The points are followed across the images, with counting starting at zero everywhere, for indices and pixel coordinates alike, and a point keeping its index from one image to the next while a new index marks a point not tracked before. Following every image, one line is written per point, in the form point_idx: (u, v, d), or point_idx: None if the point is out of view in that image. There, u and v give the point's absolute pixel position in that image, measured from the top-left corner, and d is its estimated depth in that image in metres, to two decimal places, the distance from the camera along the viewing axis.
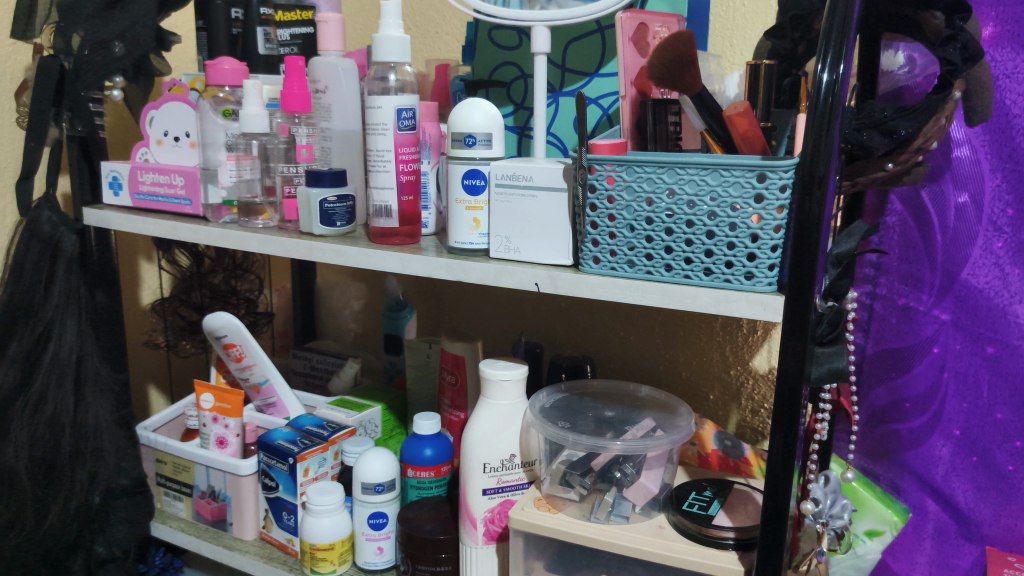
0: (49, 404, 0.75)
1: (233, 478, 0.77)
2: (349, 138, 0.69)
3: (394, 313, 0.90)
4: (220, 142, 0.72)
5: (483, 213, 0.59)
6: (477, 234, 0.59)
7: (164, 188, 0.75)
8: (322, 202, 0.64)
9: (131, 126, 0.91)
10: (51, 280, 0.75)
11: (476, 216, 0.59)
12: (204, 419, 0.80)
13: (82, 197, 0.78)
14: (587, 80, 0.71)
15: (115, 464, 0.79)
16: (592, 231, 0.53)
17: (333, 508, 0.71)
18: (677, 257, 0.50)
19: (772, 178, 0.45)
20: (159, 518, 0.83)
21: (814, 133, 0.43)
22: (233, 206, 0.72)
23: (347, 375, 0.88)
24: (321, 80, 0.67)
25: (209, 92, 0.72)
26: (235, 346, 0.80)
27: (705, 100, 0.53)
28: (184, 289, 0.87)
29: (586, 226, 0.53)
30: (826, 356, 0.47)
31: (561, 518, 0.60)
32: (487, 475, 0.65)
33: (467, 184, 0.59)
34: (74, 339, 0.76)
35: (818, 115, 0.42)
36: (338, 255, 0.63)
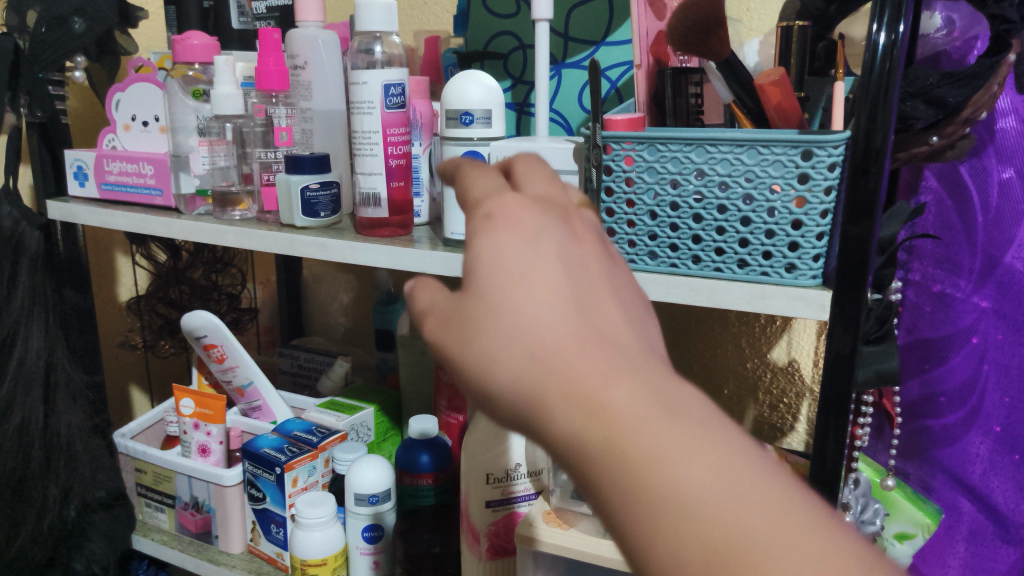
0: (17, 413, 0.69)
1: (217, 489, 0.71)
2: (332, 120, 0.63)
3: (386, 307, 0.84)
4: (191, 126, 0.66)
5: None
6: None
7: (132, 177, 0.69)
8: (304, 190, 0.58)
9: (97, 110, 0.85)
10: (14, 279, 0.69)
11: None
12: (184, 426, 0.74)
13: (45, 188, 0.72)
14: (594, 49, 0.65)
15: (90, 476, 0.73)
16: (607, 220, 0.47)
17: (325, 521, 0.66)
18: (706, 248, 0.44)
19: (820, 156, 0.40)
20: (140, 530, 0.76)
21: (867, 102, 0.38)
22: (207, 196, 0.66)
23: (337, 374, 0.82)
24: (299, 55, 0.61)
25: (178, 70, 0.66)
26: (216, 346, 0.74)
27: (733, 68, 0.48)
28: (161, 285, 0.81)
29: (600, 214, 0.47)
30: (872, 357, 0.43)
31: (574, 535, 0.55)
32: (491, 487, 0.60)
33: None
34: (42, 343, 0.69)
35: (871, 86, 0.38)
36: (322, 249, 0.57)
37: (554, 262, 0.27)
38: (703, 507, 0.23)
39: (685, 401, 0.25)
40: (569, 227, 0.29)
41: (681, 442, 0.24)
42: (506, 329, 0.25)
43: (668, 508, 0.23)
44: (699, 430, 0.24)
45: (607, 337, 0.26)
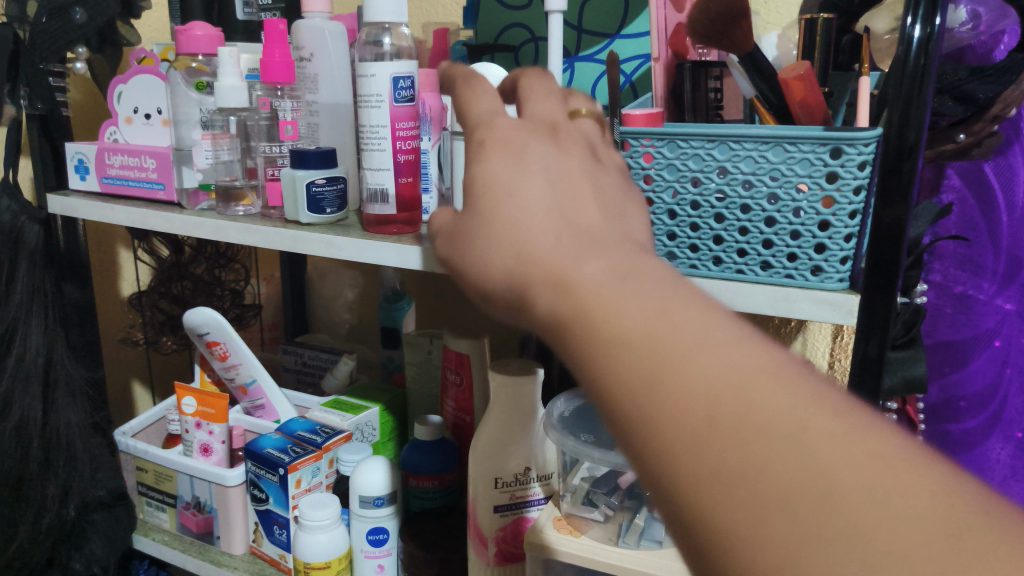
0: (14, 411, 0.68)
1: (219, 489, 0.70)
2: (338, 113, 0.61)
3: (391, 306, 0.83)
4: (195, 119, 0.65)
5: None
6: None
7: (134, 171, 0.67)
8: (310, 185, 0.57)
9: (99, 102, 0.83)
10: (13, 275, 0.67)
11: None
12: (185, 425, 0.73)
13: (45, 182, 0.70)
14: (608, 43, 0.64)
15: (90, 475, 0.72)
16: None
17: (329, 523, 0.64)
18: (728, 249, 0.43)
19: (849, 154, 0.38)
20: (141, 530, 0.75)
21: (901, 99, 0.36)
22: (211, 190, 0.65)
23: (342, 373, 0.81)
24: (305, 47, 0.60)
25: (181, 62, 0.64)
26: (218, 344, 0.73)
27: (756, 61, 0.47)
28: (163, 281, 0.80)
29: None
30: (898, 363, 0.41)
31: (585, 542, 0.54)
32: (499, 491, 0.59)
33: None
34: (41, 340, 0.68)
35: (905, 83, 0.36)
36: (328, 247, 0.55)
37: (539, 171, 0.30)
38: (746, 396, 0.22)
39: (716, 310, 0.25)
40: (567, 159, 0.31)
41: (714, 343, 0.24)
42: (498, 225, 0.29)
43: (640, 348, 0.24)
44: (671, 293, 0.25)
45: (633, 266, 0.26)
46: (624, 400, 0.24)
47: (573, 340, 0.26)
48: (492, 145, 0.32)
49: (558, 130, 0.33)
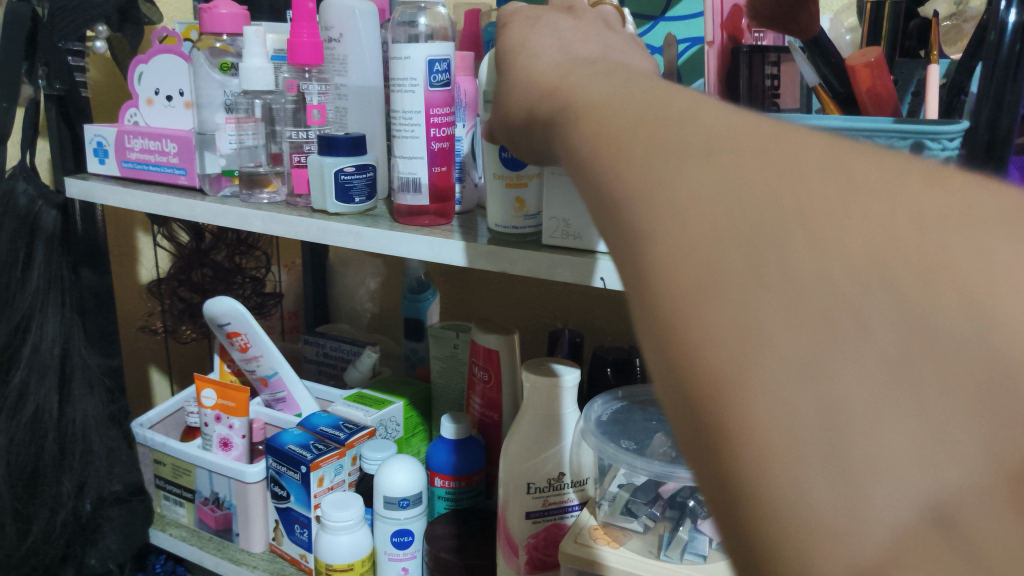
0: (30, 401, 0.66)
1: (238, 485, 0.68)
2: (367, 96, 0.58)
3: (416, 296, 0.80)
4: (218, 101, 0.62)
5: (528, 192, 0.49)
6: (522, 218, 0.49)
7: (154, 155, 0.65)
8: (338, 173, 0.54)
9: (120, 83, 0.81)
10: (30, 261, 0.66)
11: (519, 195, 0.49)
12: (206, 418, 0.71)
13: (62, 165, 0.68)
14: (652, 25, 0.65)
15: (107, 468, 0.70)
16: None
17: (352, 524, 0.62)
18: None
19: (933, 148, 0.36)
20: (158, 524, 0.73)
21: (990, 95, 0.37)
22: (234, 176, 0.62)
23: (366, 366, 0.78)
24: (334, 27, 0.57)
25: (204, 42, 0.62)
26: (240, 334, 0.70)
27: (822, 46, 0.45)
28: (183, 268, 0.78)
29: None
30: None
31: (622, 555, 0.51)
32: (532, 496, 0.56)
33: (507, 159, 0.48)
34: (58, 329, 0.66)
35: (995, 79, 0.36)
36: (356, 237, 0.52)
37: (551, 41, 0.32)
38: (777, 303, 0.17)
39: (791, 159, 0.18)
40: (594, 51, 0.32)
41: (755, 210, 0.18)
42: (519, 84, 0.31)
43: (606, 120, 0.23)
44: (668, 88, 0.24)
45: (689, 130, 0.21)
46: (618, 201, 0.21)
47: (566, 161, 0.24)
48: (539, 117, 0.28)
49: (588, 27, 0.34)
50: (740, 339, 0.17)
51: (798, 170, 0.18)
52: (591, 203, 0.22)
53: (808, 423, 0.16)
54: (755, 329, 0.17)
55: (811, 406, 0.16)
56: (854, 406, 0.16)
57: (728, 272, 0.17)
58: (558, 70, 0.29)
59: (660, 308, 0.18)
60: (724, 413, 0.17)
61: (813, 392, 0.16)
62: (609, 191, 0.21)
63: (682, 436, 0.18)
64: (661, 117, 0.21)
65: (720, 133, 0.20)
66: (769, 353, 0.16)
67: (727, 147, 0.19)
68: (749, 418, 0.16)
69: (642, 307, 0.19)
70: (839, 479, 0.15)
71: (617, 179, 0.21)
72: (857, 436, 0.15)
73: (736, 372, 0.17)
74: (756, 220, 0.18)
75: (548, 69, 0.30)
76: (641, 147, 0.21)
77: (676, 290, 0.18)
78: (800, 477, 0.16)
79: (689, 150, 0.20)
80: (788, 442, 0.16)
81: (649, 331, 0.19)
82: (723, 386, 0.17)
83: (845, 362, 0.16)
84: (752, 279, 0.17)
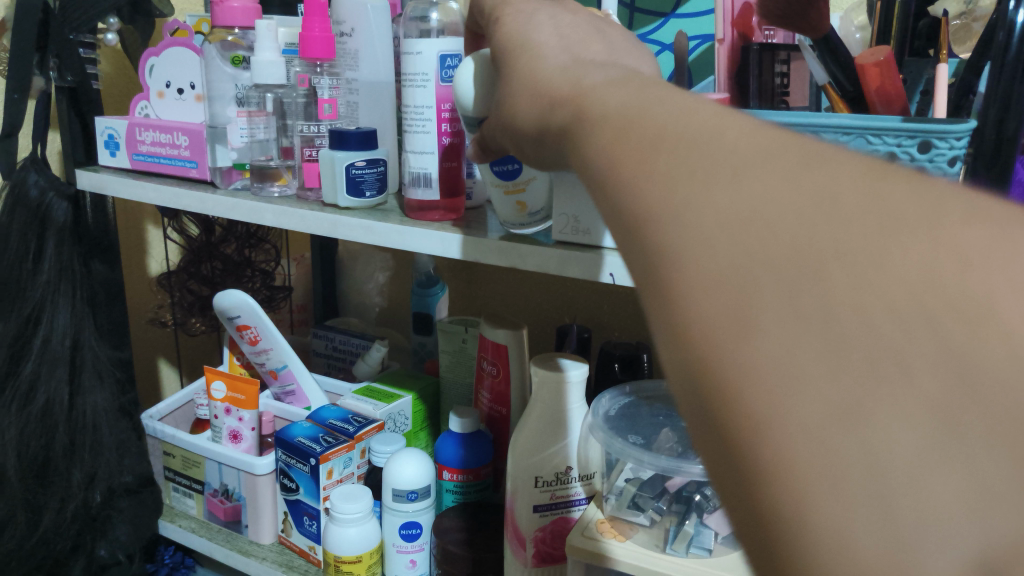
0: (41, 392, 0.66)
1: (248, 477, 0.68)
2: (378, 91, 0.58)
3: (425, 290, 0.80)
4: (230, 95, 0.62)
5: (527, 195, 0.48)
6: (528, 217, 0.49)
7: (165, 148, 0.65)
8: (350, 167, 0.54)
9: (130, 76, 0.81)
10: (41, 253, 0.66)
11: (520, 199, 0.49)
12: (215, 410, 0.71)
13: (73, 156, 0.68)
14: (662, 22, 0.65)
15: (117, 461, 0.71)
16: None
17: (361, 516, 0.62)
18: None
19: (940, 147, 0.37)
20: (167, 516, 0.74)
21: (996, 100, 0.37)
22: (245, 169, 0.62)
23: (374, 359, 0.78)
24: (346, 21, 0.58)
25: (216, 35, 0.62)
26: (249, 327, 0.71)
27: (832, 44, 0.45)
28: (193, 260, 0.78)
29: None
30: None
31: (630, 549, 0.51)
32: (540, 490, 0.56)
33: (499, 170, 0.48)
34: (68, 321, 0.66)
35: (1002, 80, 0.36)
36: (367, 232, 0.52)
37: (569, 36, 0.32)
38: (812, 338, 0.17)
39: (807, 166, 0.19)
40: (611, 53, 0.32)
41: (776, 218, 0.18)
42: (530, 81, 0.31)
43: (631, 131, 0.23)
44: (691, 93, 0.23)
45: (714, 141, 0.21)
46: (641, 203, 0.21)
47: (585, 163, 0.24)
48: (554, 114, 0.28)
49: (603, 26, 0.34)
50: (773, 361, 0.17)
51: (823, 190, 0.18)
52: (611, 209, 0.22)
53: (854, 475, 0.16)
54: (794, 362, 0.17)
55: (855, 457, 0.16)
56: (887, 430, 0.16)
57: (761, 300, 0.18)
58: (573, 70, 0.29)
59: (699, 347, 0.19)
60: (768, 460, 0.17)
61: (848, 418, 0.16)
62: (631, 202, 0.21)
63: (720, 473, 0.19)
64: (684, 129, 0.21)
65: (739, 143, 0.20)
66: (812, 399, 0.17)
67: (753, 162, 0.19)
68: (794, 467, 0.17)
69: (676, 338, 0.19)
70: (885, 528, 0.16)
71: (641, 193, 0.21)
72: (894, 469, 0.16)
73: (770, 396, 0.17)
74: (779, 227, 0.18)
75: (560, 69, 0.30)
76: (665, 160, 0.21)
77: (715, 330, 0.18)
78: (845, 528, 0.16)
79: (717, 168, 0.20)
80: (833, 493, 0.16)
81: (676, 347, 0.19)
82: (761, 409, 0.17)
83: (877, 385, 0.16)
84: (786, 297, 0.17)
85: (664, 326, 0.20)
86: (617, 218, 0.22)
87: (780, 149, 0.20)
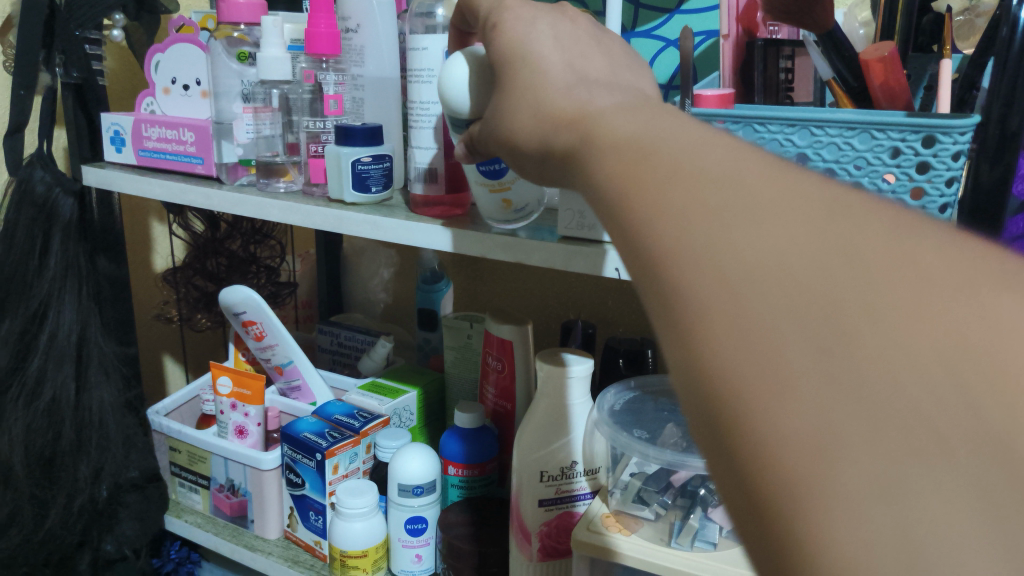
0: (47, 388, 0.67)
1: (254, 473, 0.69)
2: (384, 87, 0.58)
3: (430, 286, 0.80)
4: (235, 91, 0.63)
5: (513, 193, 0.49)
6: (512, 215, 0.50)
7: (171, 144, 0.65)
8: (355, 163, 0.54)
9: (135, 71, 0.81)
10: (47, 249, 0.66)
11: (505, 197, 0.49)
12: (221, 405, 0.72)
13: (79, 153, 0.68)
14: (666, 18, 0.65)
15: (123, 456, 0.71)
16: None
17: (367, 511, 0.63)
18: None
19: (943, 143, 0.37)
20: (173, 511, 0.74)
21: (1000, 94, 0.37)
22: (251, 166, 0.62)
23: (380, 355, 0.78)
24: (352, 17, 0.57)
25: (221, 31, 0.62)
26: (254, 323, 0.71)
27: (837, 40, 0.45)
28: (198, 256, 0.78)
29: None
30: None
31: (635, 542, 0.51)
32: (545, 485, 0.56)
33: (485, 170, 0.49)
34: (74, 316, 0.67)
35: (1006, 75, 0.36)
36: (373, 228, 0.53)
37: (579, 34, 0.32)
38: (845, 400, 0.18)
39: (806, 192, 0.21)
40: (616, 58, 0.32)
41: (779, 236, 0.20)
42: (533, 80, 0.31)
43: (650, 165, 0.23)
44: (702, 132, 0.24)
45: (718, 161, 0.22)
46: None
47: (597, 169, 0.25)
48: (562, 112, 0.29)
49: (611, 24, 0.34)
50: (782, 369, 0.18)
51: (850, 249, 0.19)
52: (629, 232, 0.23)
53: (885, 543, 0.17)
54: (827, 424, 0.18)
55: (888, 526, 0.17)
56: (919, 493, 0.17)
57: (792, 358, 0.18)
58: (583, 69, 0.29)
59: (733, 403, 0.19)
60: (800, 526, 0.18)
61: (881, 482, 0.17)
62: (654, 238, 0.22)
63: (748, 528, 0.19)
64: (704, 171, 0.22)
65: (763, 190, 0.21)
66: (847, 466, 0.17)
67: (778, 216, 0.20)
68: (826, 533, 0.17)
69: (705, 390, 0.20)
70: None
71: (666, 232, 0.21)
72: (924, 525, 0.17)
73: (778, 403, 0.18)
74: (804, 274, 0.19)
75: (567, 73, 0.31)
76: (689, 202, 0.21)
77: (750, 391, 0.19)
78: None
79: (743, 218, 0.20)
80: (865, 560, 0.17)
81: (684, 358, 0.20)
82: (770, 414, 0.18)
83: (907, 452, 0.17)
84: (817, 356, 0.18)
85: (673, 339, 0.21)
86: (636, 235, 0.22)
87: (799, 190, 0.21)
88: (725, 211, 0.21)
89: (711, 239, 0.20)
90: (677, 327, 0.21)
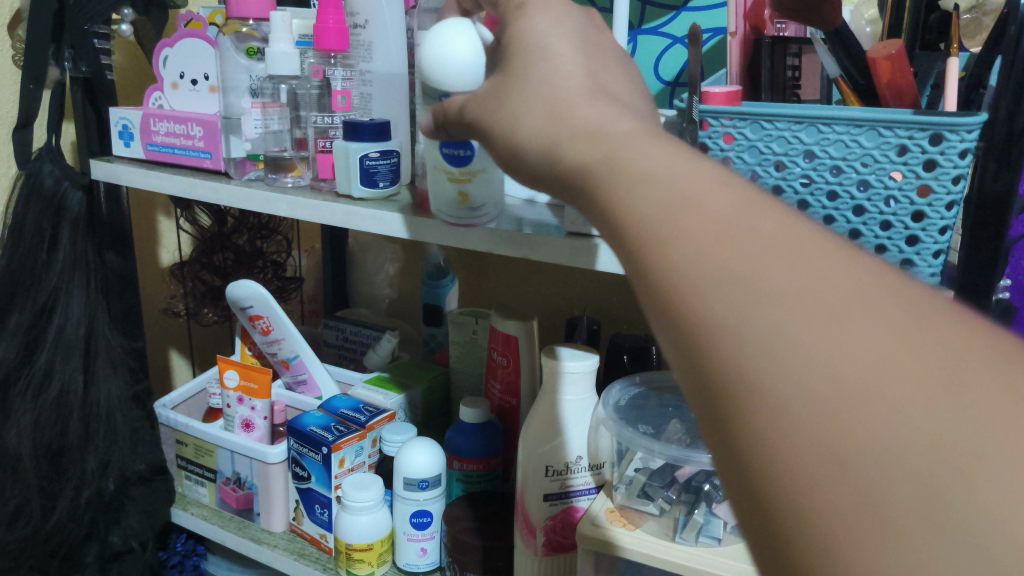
0: (56, 380, 0.67)
1: (260, 466, 0.69)
2: (392, 82, 0.59)
3: (435, 282, 0.80)
4: (244, 86, 0.63)
5: (471, 187, 0.48)
6: (466, 211, 0.49)
7: (180, 139, 0.65)
8: (363, 158, 0.54)
9: (142, 66, 0.82)
10: (56, 242, 0.66)
11: (463, 191, 0.48)
12: (228, 399, 0.72)
13: (88, 147, 0.69)
14: (673, 15, 0.65)
15: (130, 448, 0.71)
16: None
17: (372, 505, 0.63)
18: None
19: (950, 140, 0.37)
20: (180, 503, 0.75)
21: (1009, 92, 0.37)
22: (259, 160, 0.63)
23: (385, 350, 0.78)
24: (360, 13, 0.58)
25: (230, 27, 0.63)
26: (262, 317, 0.71)
27: (845, 37, 0.45)
28: (205, 251, 0.79)
29: None
30: None
31: (639, 537, 0.51)
32: (550, 479, 0.57)
33: (449, 154, 0.48)
34: (82, 309, 0.67)
35: (1014, 73, 0.36)
36: (381, 223, 0.53)
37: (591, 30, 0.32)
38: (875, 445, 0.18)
39: (797, 226, 0.22)
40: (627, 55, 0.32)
41: (774, 262, 0.21)
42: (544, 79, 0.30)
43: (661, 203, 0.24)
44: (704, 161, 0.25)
45: (713, 179, 0.23)
46: None
47: (607, 179, 0.25)
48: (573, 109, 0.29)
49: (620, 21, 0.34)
50: (779, 390, 0.20)
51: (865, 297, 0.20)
52: (648, 269, 0.23)
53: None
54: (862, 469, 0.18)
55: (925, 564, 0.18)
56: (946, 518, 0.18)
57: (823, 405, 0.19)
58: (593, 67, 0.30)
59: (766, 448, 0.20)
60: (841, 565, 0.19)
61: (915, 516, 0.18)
62: (676, 278, 0.22)
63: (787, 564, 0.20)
64: (718, 208, 0.23)
65: (777, 232, 0.22)
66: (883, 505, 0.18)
67: (796, 257, 0.21)
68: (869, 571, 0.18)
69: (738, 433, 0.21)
70: None
71: (689, 274, 0.22)
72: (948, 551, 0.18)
73: (778, 426, 0.20)
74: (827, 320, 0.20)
75: (576, 63, 0.30)
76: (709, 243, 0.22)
77: (783, 435, 0.20)
78: None
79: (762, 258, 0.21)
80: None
81: (708, 395, 0.21)
82: (772, 431, 0.20)
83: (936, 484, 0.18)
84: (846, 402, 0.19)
85: (684, 357, 0.22)
86: (655, 273, 0.23)
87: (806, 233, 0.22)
88: (735, 247, 0.22)
89: (733, 281, 0.21)
90: (705, 374, 0.21)
